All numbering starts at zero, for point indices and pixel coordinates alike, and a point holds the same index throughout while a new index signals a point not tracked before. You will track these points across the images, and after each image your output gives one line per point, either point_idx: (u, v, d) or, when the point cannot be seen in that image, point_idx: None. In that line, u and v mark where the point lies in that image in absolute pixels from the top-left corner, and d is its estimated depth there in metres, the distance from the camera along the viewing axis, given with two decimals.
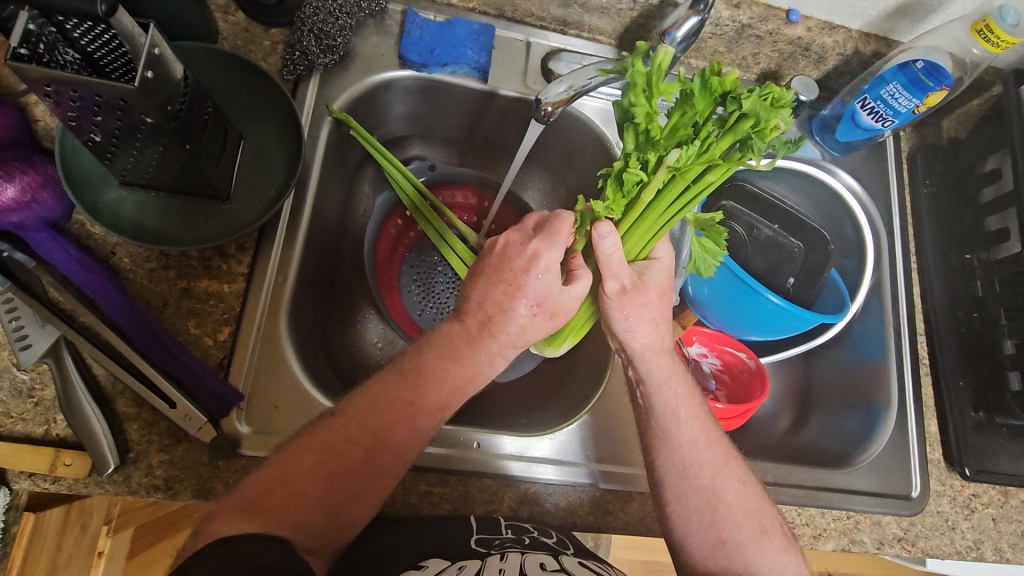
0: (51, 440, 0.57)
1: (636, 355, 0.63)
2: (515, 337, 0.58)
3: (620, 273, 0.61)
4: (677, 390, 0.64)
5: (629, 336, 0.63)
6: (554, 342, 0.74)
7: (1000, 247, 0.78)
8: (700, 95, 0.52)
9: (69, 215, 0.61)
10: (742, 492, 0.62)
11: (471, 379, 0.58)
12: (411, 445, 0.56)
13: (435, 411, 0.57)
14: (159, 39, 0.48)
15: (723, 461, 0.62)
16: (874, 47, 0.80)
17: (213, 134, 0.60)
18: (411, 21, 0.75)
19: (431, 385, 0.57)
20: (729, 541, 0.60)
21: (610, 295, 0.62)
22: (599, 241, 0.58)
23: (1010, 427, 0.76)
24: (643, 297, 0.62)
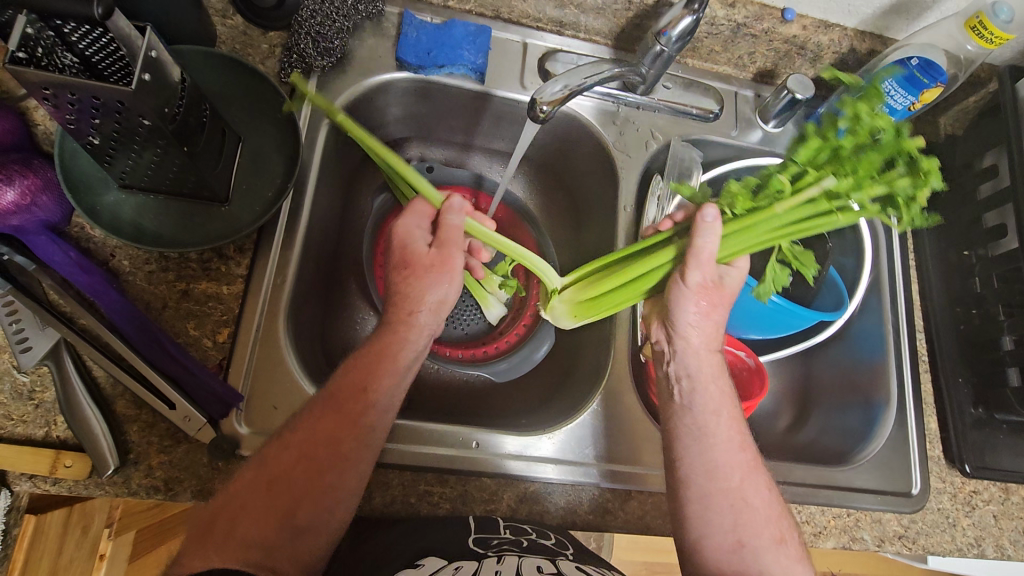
0: (52, 442, 0.57)
1: (680, 348, 0.65)
2: (413, 299, 0.62)
3: (706, 270, 0.62)
4: (721, 392, 0.64)
5: (688, 332, 0.64)
6: (576, 316, 0.74)
7: (997, 244, 0.78)
8: (888, 144, 0.55)
9: (69, 218, 0.61)
10: (758, 492, 0.60)
11: (387, 361, 0.59)
12: (344, 431, 0.56)
13: (363, 403, 0.57)
14: (155, 43, 0.49)
15: (749, 466, 0.61)
16: (870, 45, 0.81)
17: (211, 137, 0.60)
18: (408, 23, 0.76)
19: (352, 378, 0.58)
20: (747, 546, 0.58)
21: (688, 285, 0.63)
22: (705, 226, 0.59)
23: (1009, 424, 0.76)
24: (718, 298, 0.64)
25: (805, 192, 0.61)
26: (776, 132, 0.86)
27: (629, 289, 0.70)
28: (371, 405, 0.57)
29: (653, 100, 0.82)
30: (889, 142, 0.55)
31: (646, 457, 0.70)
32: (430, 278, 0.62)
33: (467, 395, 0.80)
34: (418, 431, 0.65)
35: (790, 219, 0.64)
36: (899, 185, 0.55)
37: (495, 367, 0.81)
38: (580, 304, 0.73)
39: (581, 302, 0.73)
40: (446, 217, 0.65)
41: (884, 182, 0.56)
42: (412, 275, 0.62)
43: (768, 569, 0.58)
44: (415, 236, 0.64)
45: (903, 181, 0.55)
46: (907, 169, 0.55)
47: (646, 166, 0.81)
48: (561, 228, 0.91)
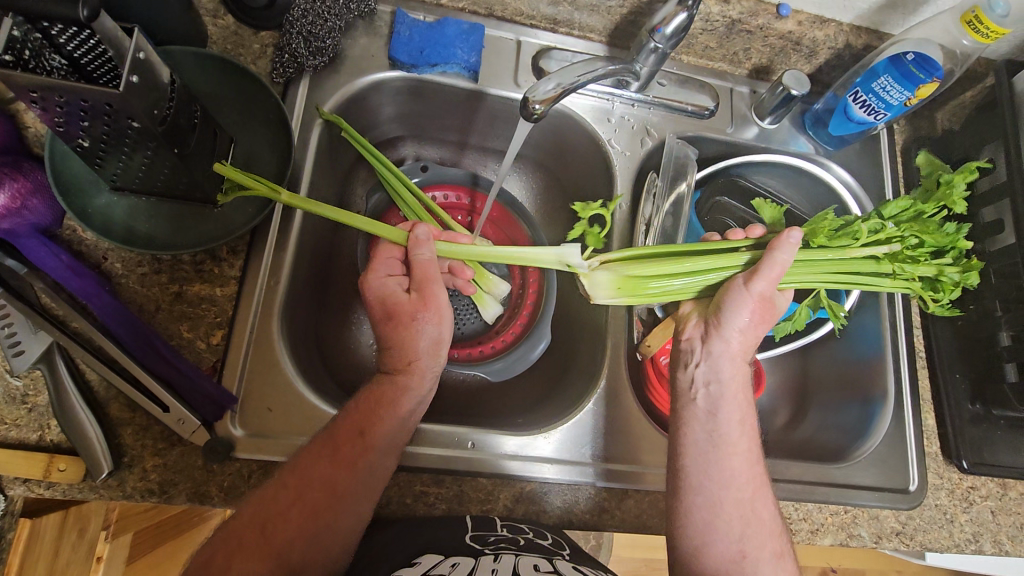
0: (45, 445, 0.57)
1: (716, 350, 0.63)
2: (408, 350, 0.62)
3: (773, 281, 0.63)
4: (744, 404, 0.63)
5: (733, 338, 0.63)
6: (620, 290, 0.70)
7: (994, 239, 0.77)
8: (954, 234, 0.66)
9: (60, 220, 0.61)
10: (757, 491, 0.60)
11: (384, 408, 0.59)
12: (340, 477, 0.56)
13: (360, 447, 0.57)
14: (144, 44, 0.48)
15: (745, 477, 0.60)
16: (866, 40, 0.80)
17: (202, 139, 0.60)
18: (400, 22, 0.75)
19: (348, 424, 0.58)
20: (749, 556, 0.58)
21: (750, 291, 0.63)
22: (786, 243, 0.62)
23: (1007, 419, 0.75)
24: (767, 313, 0.64)
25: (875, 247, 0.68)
26: (771, 128, 0.86)
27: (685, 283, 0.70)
28: (367, 449, 0.57)
29: (649, 97, 0.81)
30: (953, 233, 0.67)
31: (643, 455, 0.70)
32: (419, 323, 0.62)
33: (463, 394, 0.80)
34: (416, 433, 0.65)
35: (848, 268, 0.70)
36: (951, 271, 0.66)
37: (490, 366, 0.77)
38: (629, 277, 0.69)
39: (630, 276, 0.69)
40: (417, 251, 0.65)
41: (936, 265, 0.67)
42: (400, 324, 0.62)
43: None
44: (391, 286, 0.64)
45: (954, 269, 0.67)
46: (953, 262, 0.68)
47: (641, 164, 0.81)
48: (557, 227, 0.91)
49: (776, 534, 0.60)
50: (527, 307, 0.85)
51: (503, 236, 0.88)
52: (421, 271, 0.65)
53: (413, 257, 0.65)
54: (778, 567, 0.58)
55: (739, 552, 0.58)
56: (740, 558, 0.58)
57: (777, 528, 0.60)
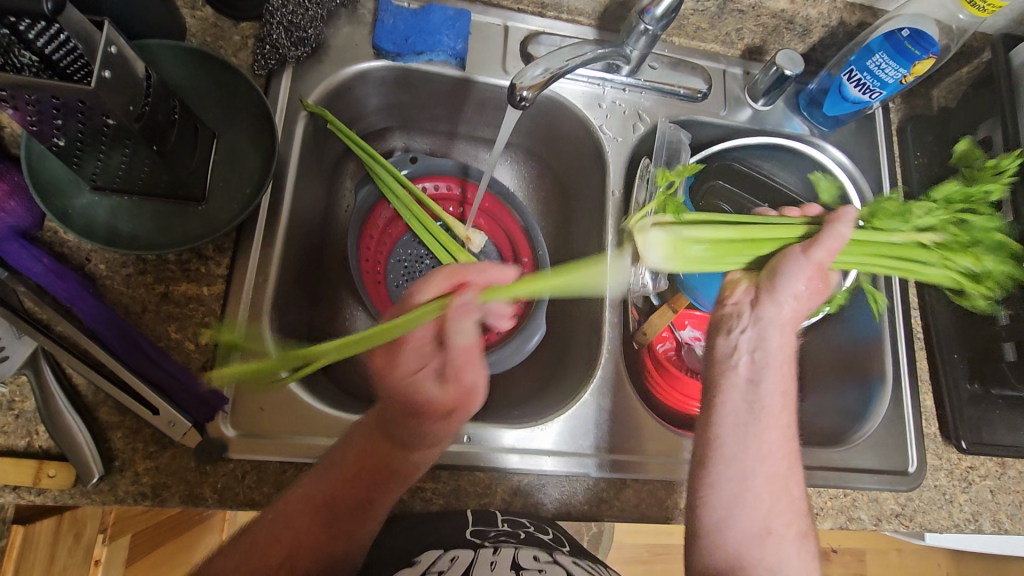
0: (34, 452, 0.56)
1: (766, 315, 0.64)
2: (427, 438, 0.61)
3: (834, 254, 0.60)
4: (786, 375, 0.65)
5: (786, 303, 0.62)
6: (675, 255, 0.62)
7: (992, 217, 0.76)
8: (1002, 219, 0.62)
9: (41, 222, 0.60)
10: (777, 463, 0.62)
11: (394, 482, 0.60)
12: (332, 540, 0.58)
13: (361, 515, 0.59)
14: (115, 38, 0.47)
15: (761, 453, 0.62)
16: (860, 17, 0.79)
17: (182, 134, 0.58)
18: (384, 10, 0.74)
19: (348, 492, 0.59)
20: (773, 533, 0.61)
21: (808, 259, 0.61)
22: (844, 219, 0.61)
23: (1005, 398, 0.75)
24: (820, 285, 0.63)
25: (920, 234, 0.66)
26: (765, 110, 0.84)
27: (738, 251, 0.65)
28: (368, 516, 0.60)
29: (641, 80, 0.80)
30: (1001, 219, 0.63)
31: (641, 444, 0.69)
32: (449, 418, 0.61)
33: None
34: None
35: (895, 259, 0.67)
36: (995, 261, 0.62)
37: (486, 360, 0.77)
38: (686, 241, 0.62)
39: (693, 244, 0.63)
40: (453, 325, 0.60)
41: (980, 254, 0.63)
42: (428, 415, 0.61)
43: None
44: (422, 378, 0.62)
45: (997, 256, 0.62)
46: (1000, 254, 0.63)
47: (634, 150, 0.80)
48: (550, 216, 0.89)
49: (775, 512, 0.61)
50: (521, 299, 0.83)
51: (496, 227, 0.86)
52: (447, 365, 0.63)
53: (450, 335, 0.61)
54: None
55: (742, 531, 0.61)
56: (760, 532, 0.61)
57: (794, 502, 0.62)
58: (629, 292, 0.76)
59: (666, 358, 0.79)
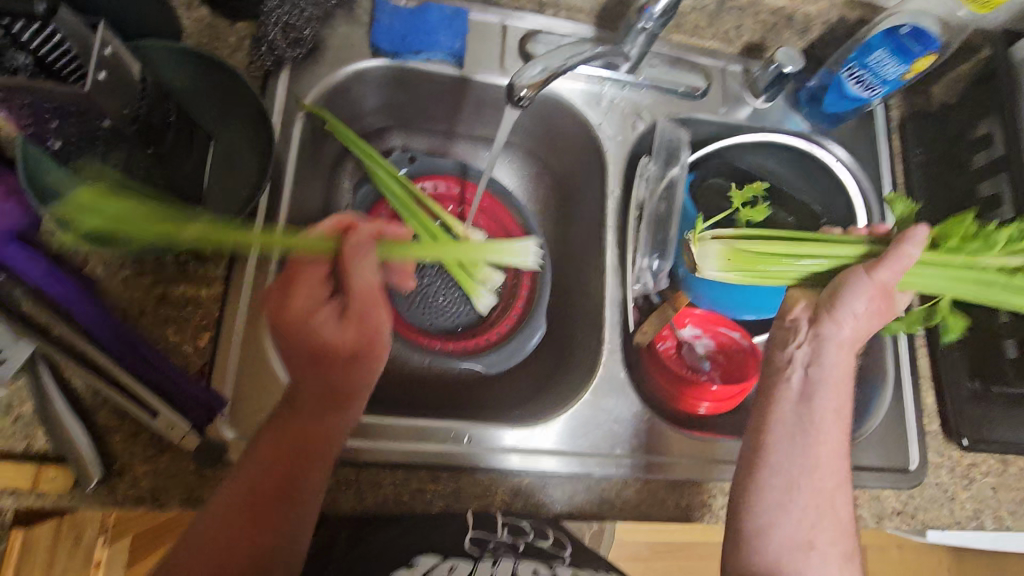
0: (32, 455, 0.55)
1: (826, 332, 0.61)
2: (342, 384, 0.60)
3: (897, 274, 0.61)
4: (841, 395, 0.61)
5: (847, 321, 0.61)
6: (727, 264, 0.70)
7: (992, 214, 0.76)
8: None
9: (39, 224, 0.59)
10: (827, 479, 0.60)
11: (319, 461, 0.57)
12: (262, 534, 0.55)
13: (287, 506, 0.56)
14: (110, 39, 0.46)
15: (813, 468, 0.59)
16: (860, 13, 0.79)
17: (179, 137, 0.60)
18: (381, 10, 0.73)
19: (273, 480, 0.56)
20: (814, 547, 0.58)
21: (874, 280, 0.61)
22: (910, 236, 0.61)
23: (1007, 396, 0.75)
24: (880, 305, 0.61)
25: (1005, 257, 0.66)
26: (765, 107, 0.84)
27: (794, 259, 0.69)
28: (296, 504, 0.56)
29: (640, 79, 0.80)
30: None
31: (642, 444, 0.69)
32: (359, 362, 0.60)
33: (458, 388, 0.79)
34: (410, 427, 0.65)
35: (977, 282, 0.66)
36: None
37: (486, 358, 0.79)
38: (739, 251, 0.69)
39: (743, 253, 0.69)
40: (352, 273, 0.59)
41: None
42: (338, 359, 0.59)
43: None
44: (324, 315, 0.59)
45: None
46: None
47: (634, 149, 0.80)
48: (550, 216, 0.89)
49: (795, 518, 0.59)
50: (520, 298, 0.84)
51: (496, 227, 0.86)
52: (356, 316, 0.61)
53: (352, 277, 0.59)
54: None
55: (786, 536, 0.58)
56: (802, 544, 0.58)
57: (814, 498, 0.59)
58: (629, 288, 0.76)
59: (667, 357, 0.78)
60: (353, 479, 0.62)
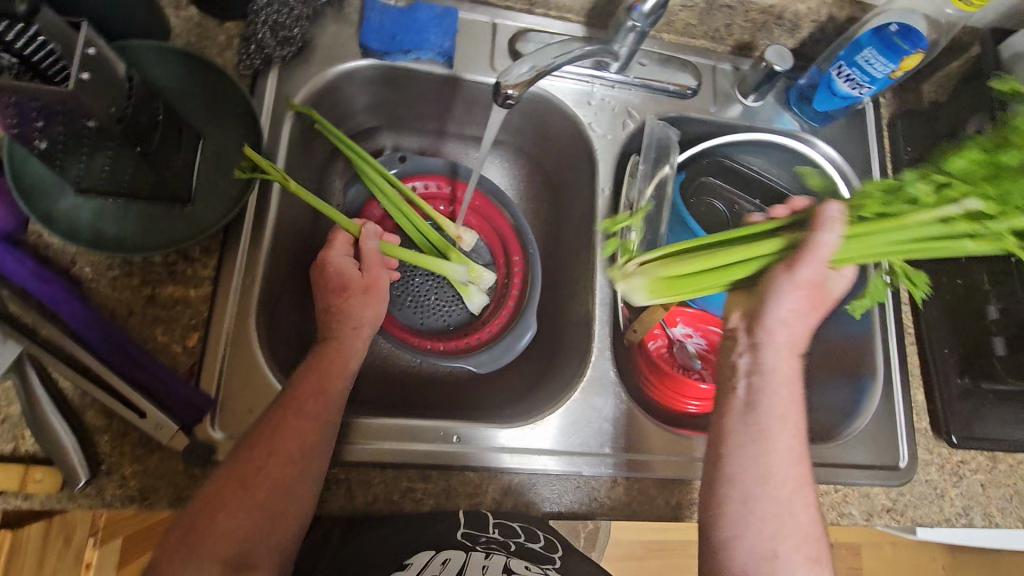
0: (20, 456, 0.55)
1: (764, 343, 0.62)
2: (356, 315, 0.64)
3: (817, 263, 0.59)
4: (794, 398, 0.61)
5: (778, 329, 0.62)
6: (654, 291, 0.68)
7: None
8: None
9: (25, 225, 0.59)
10: (783, 487, 0.58)
11: (338, 369, 0.61)
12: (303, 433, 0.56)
13: (321, 407, 0.58)
14: (95, 40, 0.47)
15: (765, 475, 0.58)
16: (849, 12, 0.78)
17: (167, 137, 0.59)
18: (370, 8, 0.73)
19: (306, 387, 0.58)
20: (781, 557, 0.56)
21: (795, 279, 0.60)
22: (827, 220, 0.57)
23: (995, 392, 0.76)
24: (815, 300, 0.62)
25: (939, 210, 0.55)
26: (756, 106, 0.84)
27: (720, 272, 0.66)
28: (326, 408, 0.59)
29: (630, 77, 0.79)
30: None
31: (633, 443, 0.69)
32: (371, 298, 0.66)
33: (449, 387, 0.79)
34: (400, 427, 0.64)
35: (907, 238, 0.59)
36: None
37: (478, 357, 0.78)
38: (663, 279, 0.67)
39: (668, 275, 0.67)
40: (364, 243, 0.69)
41: None
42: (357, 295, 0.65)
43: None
44: (346, 263, 0.66)
45: None
46: None
47: (624, 147, 0.80)
48: (541, 215, 0.89)
49: (782, 524, 0.57)
50: (512, 295, 0.83)
51: (487, 226, 0.86)
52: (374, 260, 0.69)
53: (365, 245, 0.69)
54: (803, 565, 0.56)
55: (789, 547, 0.56)
56: (766, 555, 0.56)
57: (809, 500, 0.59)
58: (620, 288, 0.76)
59: (659, 356, 0.79)
60: (343, 478, 0.62)
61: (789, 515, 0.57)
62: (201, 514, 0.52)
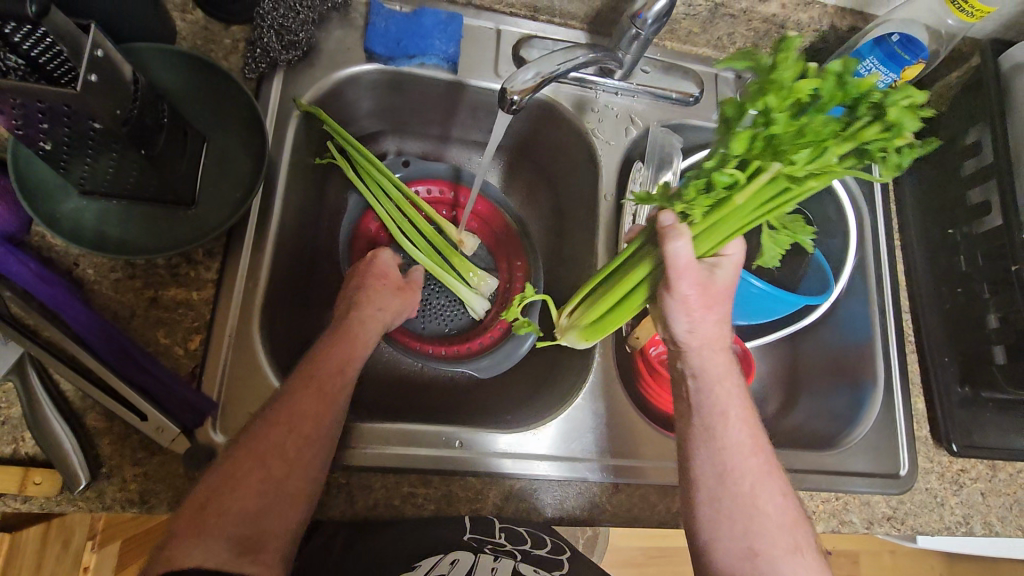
0: (20, 458, 0.55)
1: (690, 352, 0.61)
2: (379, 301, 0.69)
3: (683, 274, 0.57)
4: (733, 395, 0.61)
5: (684, 334, 0.60)
6: (589, 336, 0.70)
7: (981, 221, 0.76)
8: (830, 95, 0.45)
9: (28, 227, 0.59)
10: (743, 481, 0.58)
11: (357, 343, 0.65)
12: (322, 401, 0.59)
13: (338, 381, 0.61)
14: (103, 41, 0.47)
15: (722, 472, 0.58)
16: (850, 22, 0.79)
17: (172, 140, 0.59)
18: (376, 14, 0.73)
19: (328, 362, 0.62)
20: (760, 555, 0.56)
21: (676, 296, 0.59)
22: (668, 232, 0.56)
23: (995, 401, 0.76)
24: (713, 296, 0.59)
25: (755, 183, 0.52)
26: None
27: (622, 302, 0.66)
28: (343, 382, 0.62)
29: (633, 84, 0.80)
30: (832, 91, 0.45)
31: (635, 449, 0.69)
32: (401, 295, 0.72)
33: (451, 392, 0.79)
34: (402, 432, 0.64)
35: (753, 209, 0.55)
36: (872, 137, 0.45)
37: (478, 363, 0.77)
38: (588, 327, 0.69)
39: (589, 320, 0.69)
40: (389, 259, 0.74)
41: (855, 137, 0.45)
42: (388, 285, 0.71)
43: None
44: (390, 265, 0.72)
45: (873, 129, 0.45)
46: (874, 110, 0.45)
47: (628, 153, 0.80)
48: (543, 220, 0.89)
49: (777, 525, 0.58)
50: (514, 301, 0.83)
51: (488, 231, 0.86)
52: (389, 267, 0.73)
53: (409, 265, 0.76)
54: (789, 563, 0.56)
55: (771, 545, 0.57)
56: (745, 553, 0.56)
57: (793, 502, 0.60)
58: None
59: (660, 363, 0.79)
60: (345, 483, 0.62)
61: (776, 516, 0.58)
62: (200, 514, 0.52)
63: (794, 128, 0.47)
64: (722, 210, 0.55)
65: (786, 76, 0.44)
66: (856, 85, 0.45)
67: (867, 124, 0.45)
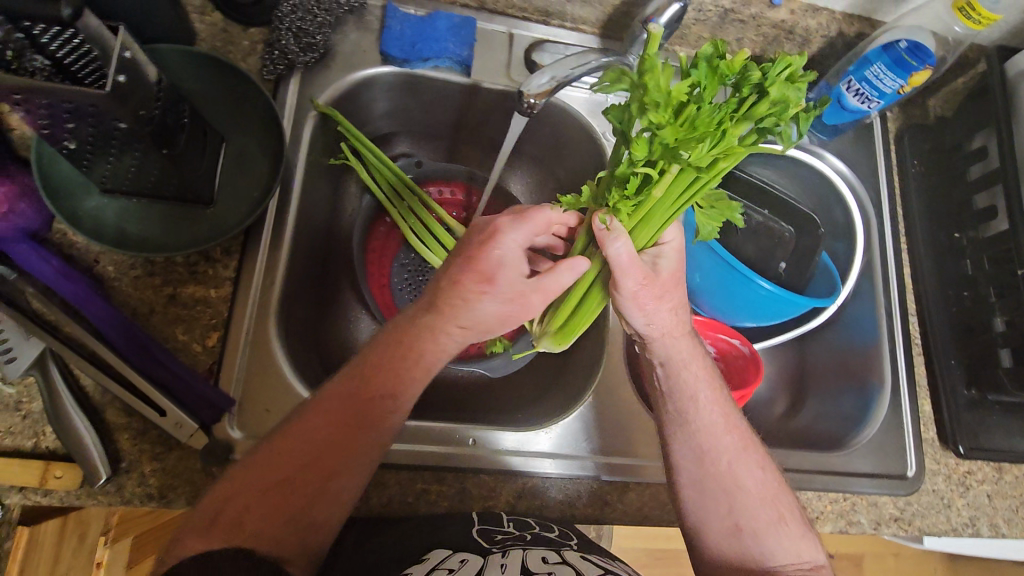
0: (41, 452, 0.56)
1: (658, 346, 0.64)
2: (470, 314, 0.59)
3: (626, 270, 0.59)
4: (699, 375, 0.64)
5: (640, 323, 0.63)
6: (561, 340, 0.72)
7: (987, 225, 0.78)
8: (707, 80, 0.47)
9: (50, 224, 0.60)
10: (721, 457, 0.61)
11: (414, 365, 0.59)
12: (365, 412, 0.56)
13: (386, 406, 0.57)
14: (130, 43, 0.48)
15: (699, 455, 0.61)
16: (858, 27, 0.81)
17: (191, 139, 0.60)
18: (391, 17, 0.74)
19: (379, 380, 0.57)
20: (745, 529, 0.59)
21: (625, 292, 0.61)
22: (603, 236, 0.59)
23: (1001, 403, 0.77)
24: (660, 287, 0.62)
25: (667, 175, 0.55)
26: None
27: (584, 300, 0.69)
28: (392, 408, 0.57)
29: None
30: (706, 76, 0.47)
31: (645, 448, 0.70)
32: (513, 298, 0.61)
33: (461, 391, 0.80)
34: (416, 431, 0.65)
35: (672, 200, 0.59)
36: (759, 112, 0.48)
37: (492, 363, 0.80)
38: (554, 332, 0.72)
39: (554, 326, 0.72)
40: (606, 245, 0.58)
41: (748, 115, 0.49)
42: (487, 292, 0.58)
43: (772, 549, 0.58)
44: (513, 256, 0.59)
45: (762, 104, 0.48)
46: (756, 88, 0.48)
47: None
48: None
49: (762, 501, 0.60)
50: None
51: None
52: (545, 225, 0.60)
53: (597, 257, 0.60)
54: (773, 533, 0.59)
55: (761, 519, 0.59)
56: (730, 530, 0.60)
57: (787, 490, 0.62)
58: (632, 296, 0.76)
59: None
60: None
61: (757, 490, 0.61)
62: None
63: (684, 127, 0.49)
64: (644, 204, 0.58)
65: (660, 89, 0.45)
66: (728, 66, 0.47)
67: (755, 100, 0.48)
